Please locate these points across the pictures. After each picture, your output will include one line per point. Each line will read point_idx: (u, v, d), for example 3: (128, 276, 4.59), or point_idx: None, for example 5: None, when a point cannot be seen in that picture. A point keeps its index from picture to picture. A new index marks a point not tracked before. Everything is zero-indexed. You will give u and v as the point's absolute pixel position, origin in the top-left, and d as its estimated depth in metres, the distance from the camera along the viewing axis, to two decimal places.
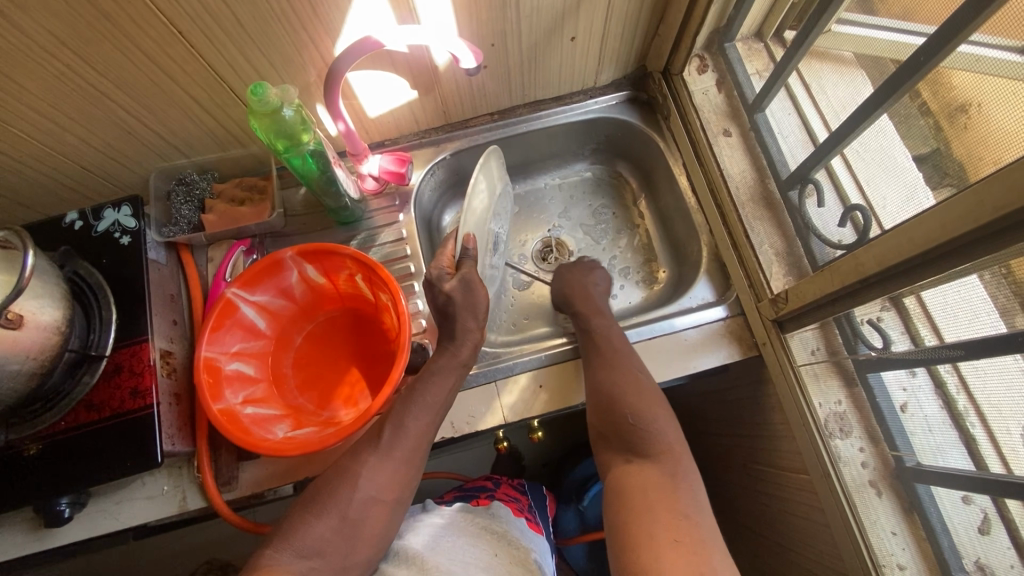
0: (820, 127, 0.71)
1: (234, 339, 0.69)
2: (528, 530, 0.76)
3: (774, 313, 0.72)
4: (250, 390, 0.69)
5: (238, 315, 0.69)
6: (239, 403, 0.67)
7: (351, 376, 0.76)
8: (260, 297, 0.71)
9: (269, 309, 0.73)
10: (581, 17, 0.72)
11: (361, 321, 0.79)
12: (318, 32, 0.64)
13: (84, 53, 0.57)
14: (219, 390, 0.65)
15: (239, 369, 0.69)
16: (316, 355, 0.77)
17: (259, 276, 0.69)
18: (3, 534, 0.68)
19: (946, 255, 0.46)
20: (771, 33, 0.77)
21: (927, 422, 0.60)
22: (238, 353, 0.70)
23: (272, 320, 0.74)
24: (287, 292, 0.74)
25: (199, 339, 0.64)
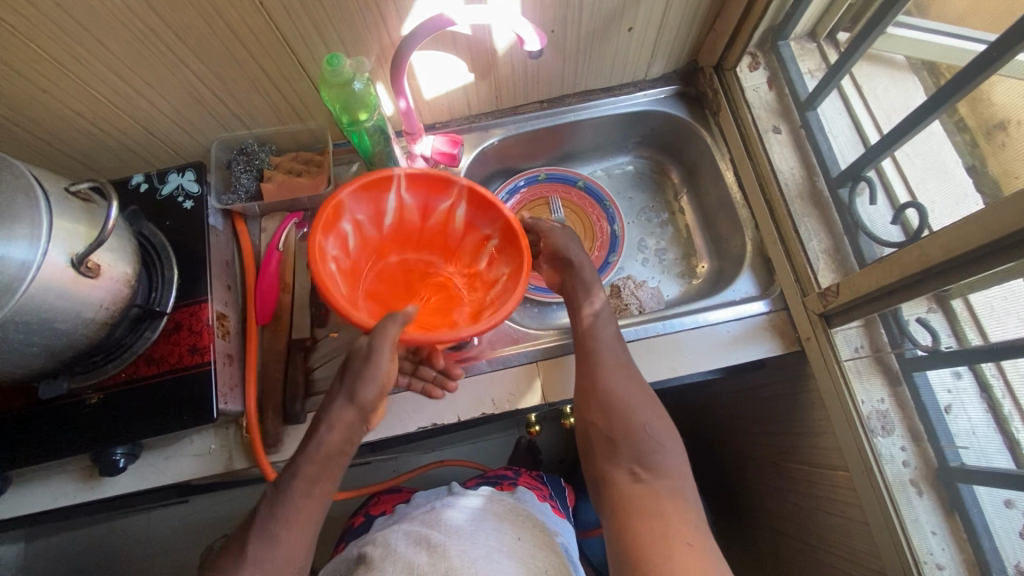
0: (872, 129, 0.72)
1: (364, 210, 0.70)
2: (552, 513, 0.78)
3: (821, 307, 0.72)
4: (341, 257, 0.68)
5: (383, 197, 0.70)
6: (330, 256, 0.65)
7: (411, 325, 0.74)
8: (404, 201, 0.72)
9: (402, 215, 0.74)
10: (642, 6, 0.73)
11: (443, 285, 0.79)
12: (389, 9, 0.65)
13: (170, 19, 0.59)
14: (327, 228, 0.64)
15: (346, 234, 0.69)
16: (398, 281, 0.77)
17: (427, 184, 0.71)
18: (57, 480, 0.71)
19: (1016, 243, 0.47)
20: (825, 35, 0.79)
21: (972, 425, 0.60)
22: (354, 224, 0.69)
23: (393, 227, 0.75)
24: (425, 215, 0.75)
25: (354, 182, 0.66)
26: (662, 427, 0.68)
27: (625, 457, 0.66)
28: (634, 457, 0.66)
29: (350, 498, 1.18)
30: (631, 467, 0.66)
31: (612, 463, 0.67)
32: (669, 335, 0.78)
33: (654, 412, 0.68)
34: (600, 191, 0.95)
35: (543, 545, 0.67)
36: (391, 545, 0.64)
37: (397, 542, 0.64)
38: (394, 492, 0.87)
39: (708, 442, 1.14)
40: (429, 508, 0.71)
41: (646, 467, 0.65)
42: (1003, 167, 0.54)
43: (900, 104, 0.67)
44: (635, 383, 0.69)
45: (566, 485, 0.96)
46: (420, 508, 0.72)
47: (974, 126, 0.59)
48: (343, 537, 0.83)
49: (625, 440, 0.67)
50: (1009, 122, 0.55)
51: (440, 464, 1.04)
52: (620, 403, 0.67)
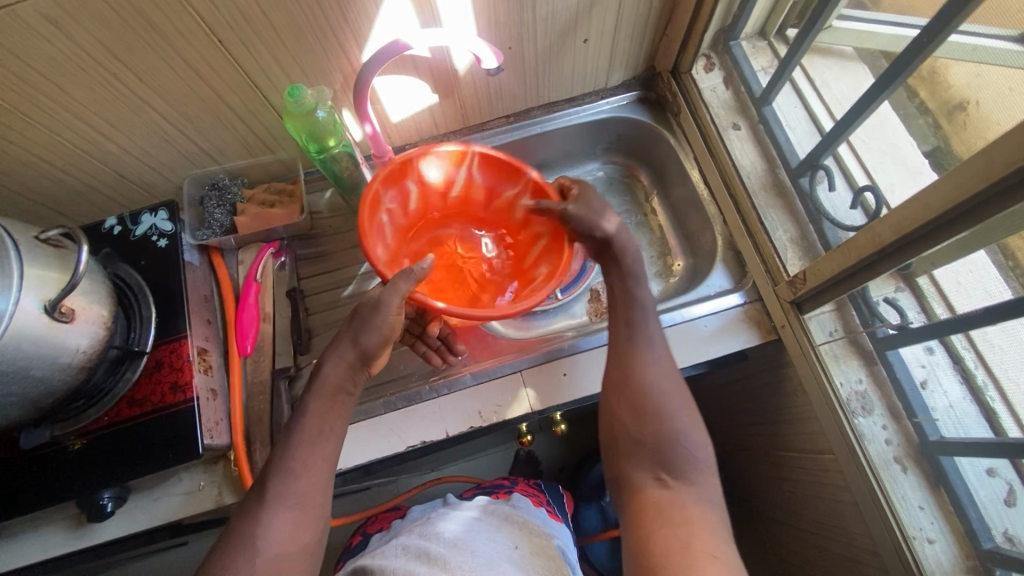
0: (825, 115, 0.76)
1: (431, 176, 0.74)
2: (548, 517, 0.78)
3: (792, 294, 0.73)
4: (398, 211, 0.73)
5: (457, 170, 0.74)
6: (387, 207, 0.70)
7: (439, 291, 0.78)
8: (474, 176, 0.75)
9: (467, 189, 0.78)
10: (594, 18, 0.76)
11: (470, 254, 0.82)
12: (347, 38, 0.67)
13: (131, 64, 0.61)
14: (395, 180, 0.70)
15: (410, 190, 0.73)
16: (451, 256, 0.81)
17: (499, 167, 0.73)
18: (46, 531, 0.70)
19: (962, 216, 0.48)
20: (774, 32, 0.83)
21: (948, 399, 0.62)
22: (417, 188, 0.74)
23: (465, 198, 0.79)
24: (493, 195, 0.78)
25: (432, 147, 0.70)
26: (698, 431, 0.59)
27: (649, 459, 0.58)
28: (660, 460, 0.57)
29: (350, 526, 1.17)
30: (654, 468, 0.57)
31: (636, 463, 0.58)
32: None
33: (689, 412, 0.60)
34: None
35: (539, 551, 0.67)
36: (387, 558, 0.65)
37: (396, 558, 0.64)
38: (394, 509, 0.87)
39: None
40: (426, 520, 0.72)
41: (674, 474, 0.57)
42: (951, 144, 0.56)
43: (851, 91, 0.71)
44: (675, 376, 0.63)
45: (566, 493, 0.95)
46: (417, 522, 0.73)
47: (931, 107, 0.61)
48: (342, 556, 0.82)
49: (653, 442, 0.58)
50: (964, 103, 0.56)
51: (437, 480, 1.03)
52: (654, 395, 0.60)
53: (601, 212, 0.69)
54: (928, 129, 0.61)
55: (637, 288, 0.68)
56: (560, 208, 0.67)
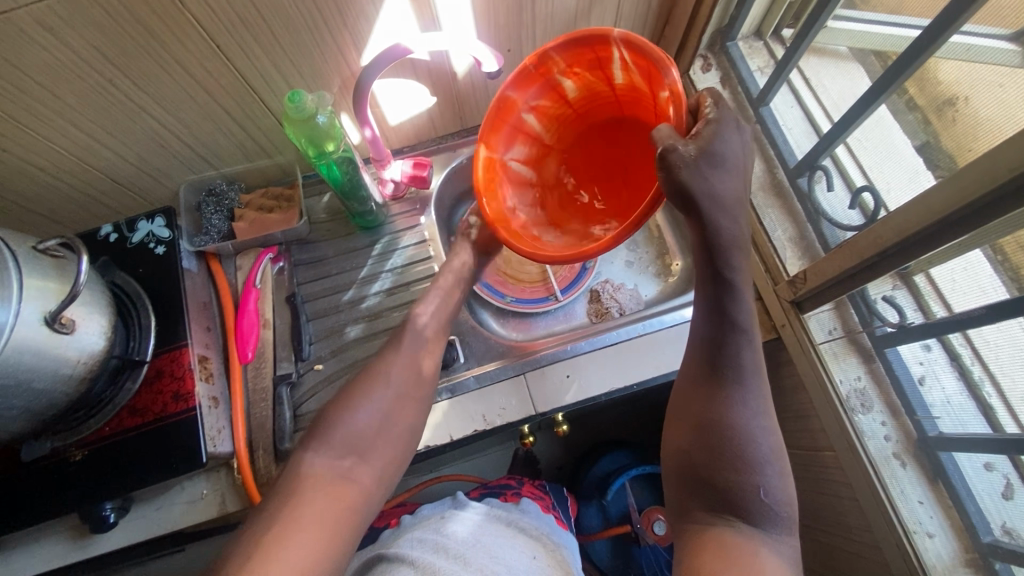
0: (822, 118, 0.76)
1: (580, 65, 0.64)
2: (556, 524, 0.78)
3: (792, 294, 0.74)
4: (548, 104, 0.69)
5: (608, 53, 0.60)
6: (529, 108, 0.68)
7: (597, 184, 0.76)
8: (629, 68, 0.60)
9: (629, 80, 0.62)
10: (593, 20, 0.76)
11: (637, 143, 0.71)
12: (346, 42, 0.66)
13: (127, 69, 0.60)
14: (533, 77, 0.64)
15: (566, 82, 0.66)
16: (592, 155, 0.76)
17: (644, 65, 0.57)
18: (45, 542, 0.69)
19: (965, 218, 0.49)
20: (769, 33, 0.83)
21: (946, 396, 0.63)
22: (574, 75, 0.66)
23: (633, 90, 0.64)
24: (653, 94, 0.59)
25: (572, 33, 0.59)
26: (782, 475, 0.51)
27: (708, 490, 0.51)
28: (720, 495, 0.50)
29: None
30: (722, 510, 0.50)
31: (705, 504, 0.51)
32: (649, 334, 0.80)
33: (778, 462, 0.51)
34: None
35: (546, 561, 0.67)
36: (403, 548, 0.65)
37: (413, 550, 0.64)
38: (400, 505, 0.88)
39: None
40: (436, 518, 0.72)
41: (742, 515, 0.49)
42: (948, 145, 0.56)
43: (846, 91, 0.72)
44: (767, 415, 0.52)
45: (571, 497, 0.95)
46: (425, 520, 0.72)
47: (919, 103, 0.62)
48: None
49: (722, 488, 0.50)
50: (956, 99, 0.57)
51: (438, 482, 1.04)
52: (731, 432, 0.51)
53: (725, 165, 0.52)
54: (918, 126, 0.62)
55: (730, 301, 0.53)
56: (664, 147, 0.50)
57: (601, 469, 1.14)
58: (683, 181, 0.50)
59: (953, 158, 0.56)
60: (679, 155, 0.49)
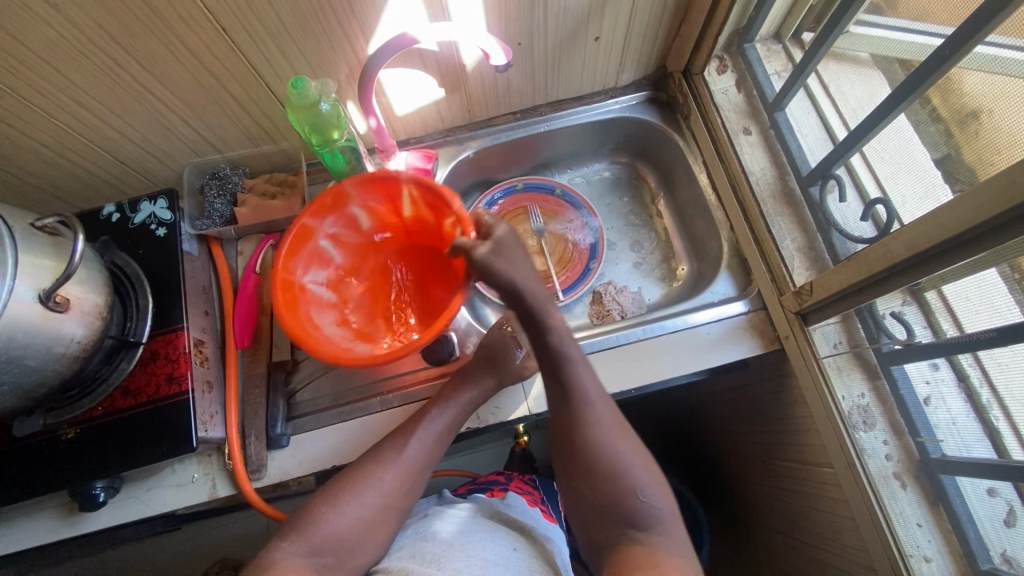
0: (839, 126, 0.73)
1: (375, 202, 0.72)
2: (542, 518, 0.78)
3: (797, 306, 0.72)
4: (346, 234, 0.73)
5: (396, 194, 0.70)
6: (326, 234, 0.71)
7: (377, 311, 0.77)
8: (417, 204, 0.71)
9: (417, 211, 0.73)
10: (607, 15, 0.74)
11: (437, 272, 0.77)
12: (354, 29, 0.65)
13: (133, 49, 0.59)
14: (336, 206, 0.69)
15: (358, 216, 0.72)
16: (387, 285, 0.78)
17: (431, 200, 0.69)
18: (36, 517, 0.69)
19: (981, 237, 0.47)
20: (789, 36, 0.80)
21: (952, 418, 0.61)
22: (366, 208, 0.72)
23: (420, 223, 0.75)
24: (439, 223, 0.72)
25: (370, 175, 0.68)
26: (654, 489, 0.63)
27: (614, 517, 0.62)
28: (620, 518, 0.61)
29: None
30: (626, 528, 0.61)
31: (603, 526, 0.62)
32: (648, 339, 0.78)
33: (646, 470, 0.64)
34: (578, 198, 0.95)
35: (527, 554, 0.65)
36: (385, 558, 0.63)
37: (393, 559, 0.62)
38: None
39: (699, 444, 1.14)
40: (422, 518, 0.70)
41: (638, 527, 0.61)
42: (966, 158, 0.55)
43: (866, 100, 0.68)
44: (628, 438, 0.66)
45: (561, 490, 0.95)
46: (411, 519, 0.71)
47: (943, 114, 0.58)
48: None
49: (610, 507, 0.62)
50: (980, 111, 0.54)
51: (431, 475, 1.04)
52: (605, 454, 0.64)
53: (517, 253, 0.64)
54: (939, 138, 0.59)
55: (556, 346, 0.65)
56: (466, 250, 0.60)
57: None
58: (488, 270, 0.61)
59: (973, 171, 0.54)
60: (481, 255, 0.60)
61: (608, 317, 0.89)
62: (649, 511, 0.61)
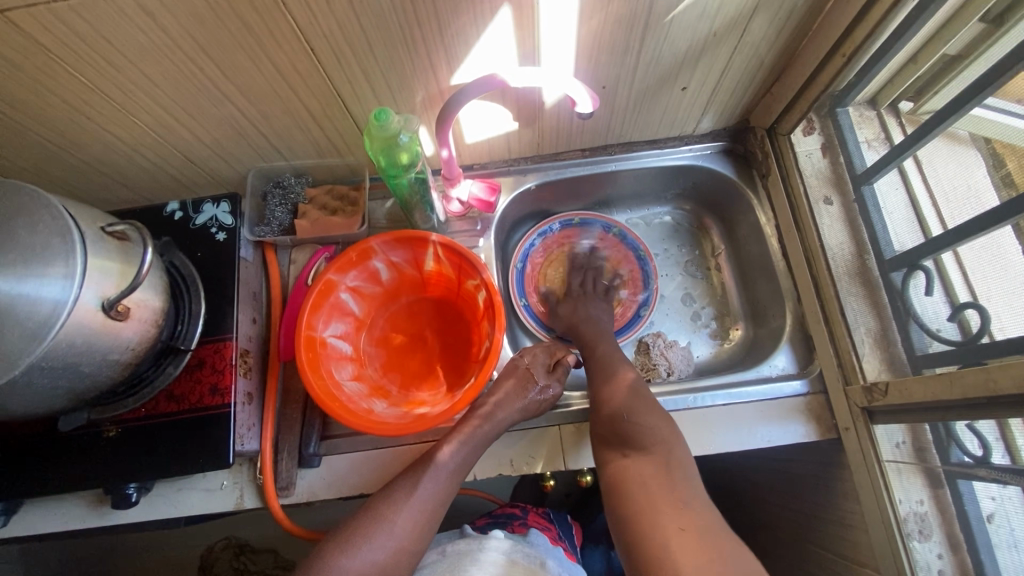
0: (930, 211, 0.66)
1: (400, 257, 0.74)
2: (564, 557, 0.80)
3: (866, 402, 0.68)
4: (365, 287, 0.75)
5: (420, 253, 0.74)
6: (346, 287, 0.72)
7: (392, 365, 0.77)
8: (440, 261, 0.75)
9: (439, 268, 0.76)
10: (699, 68, 0.70)
11: (452, 329, 0.80)
12: (439, 60, 0.63)
13: (219, 60, 0.58)
14: (360, 261, 0.71)
15: (378, 269, 0.75)
16: (399, 334, 0.79)
17: (456, 260, 0.73)
18: (69, 503, 0.70)
19: None
20: (886, 103, 0.72)
21: (1014, 538, 0.56)
22: (389, 262, 0.75)
23: (439, 278, 0.78)
24: (460, 281, 0.76)
25: (397, 233, 0.70)
26: (651, 414, 0.66)
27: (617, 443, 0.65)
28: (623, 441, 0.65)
29: None
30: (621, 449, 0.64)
31: (608, 447, 0.66)
32: (699, 409, 0.75)
33: (639, 402, 0.67)
34: (635, 240, 0.92)
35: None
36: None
37: None
38: None
39: (723, 504, 1.11)
40: (454, 561, 0.69)
41: (636, 448, 0.64)
42: None
43: (959, 176, 0.63)
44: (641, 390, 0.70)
45: (574, 523, 0.98)
46: (440, 562, 0.70)
47: None
48: None
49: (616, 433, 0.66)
50: None
51: None
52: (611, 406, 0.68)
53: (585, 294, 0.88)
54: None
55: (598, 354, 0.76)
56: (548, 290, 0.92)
57: None
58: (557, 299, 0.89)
59: None
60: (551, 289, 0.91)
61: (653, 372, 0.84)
62: (642, 431, 0.64)
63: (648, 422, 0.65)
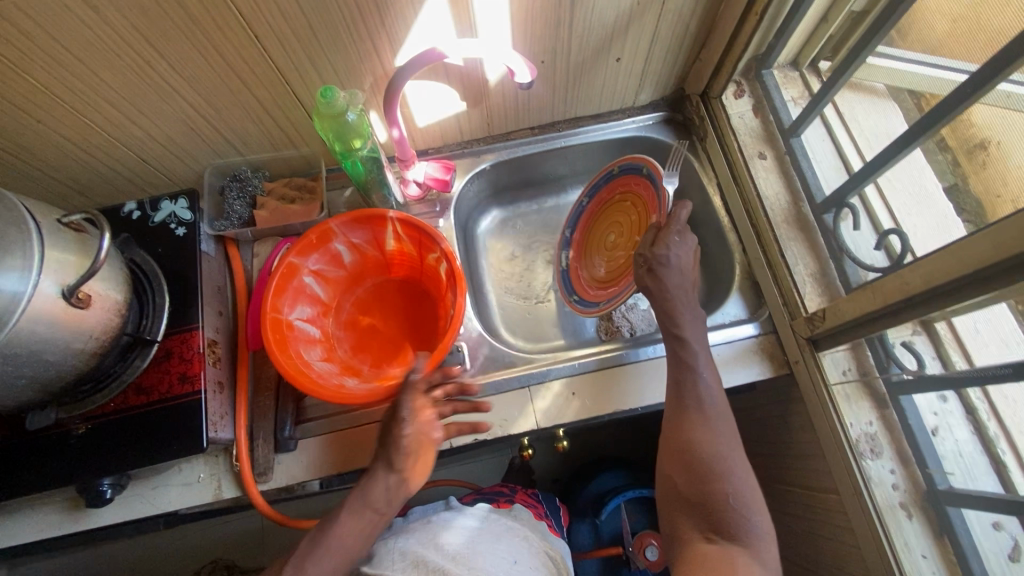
0: (854, 156, 0.74)
1: (360, 237, 0.76)
2: (548, 532, 0.81)
3: (809, 331, 0.72)
4: (329, 270, 0.77)
5: (380, 232, 0.76)
6: (309, 271, 0.74)
7: (362, 346, 0.79)
8: (401, 239, 0.77)
9: (399, 246, 0.79)
10: (630, 37, 0.75)
11: (419, 305, 0.82)
12: (383, 42, 0.67)
13: (164, 52, 0.60)
14: (318, 244, 0.73)
15: (341, 251, 0.76)
16: (366, 316, 0.81)
17: (416, 236, 0.75)
18: (41, 511, 0.69)
19: (978, 281, 0.47)
20: (806, 63, 0.82)
21: (959, 448, 0.62)
22: (350, 245, 0.77)
23: (402, 257, 0.81)
24: (422, 257, 0.78)
25: (353, 213, 0.72)
26: (752, 502, 0.57)
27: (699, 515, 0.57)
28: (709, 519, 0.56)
29: None
30: (704, 529, 0.56)
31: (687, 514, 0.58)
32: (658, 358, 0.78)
33: (745, 476, 0.59)
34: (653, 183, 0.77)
35: (528, 566, 0.68)
36: (385, 568, 0.65)
37: (394, 567, 0.65)
38: None
39: None
40: (427, 525, 0.73)
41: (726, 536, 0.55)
42: (970, 184, 0.58)
43: (879, 125, 0.70)
44: (738, 452, 0.61)
45: (563, 506, 0.97)
46: (416, 527, 0.74)
47: (951, 145, 0.60)
48: None
49: (703, 506, 0.57)
50: (987, 143, 0.56)
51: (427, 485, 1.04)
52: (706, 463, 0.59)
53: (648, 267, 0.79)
54: (947, 166, 0.61)
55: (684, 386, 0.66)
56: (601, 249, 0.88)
57: (597, 487, 1.13)
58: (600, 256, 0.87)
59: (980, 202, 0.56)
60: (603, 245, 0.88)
61: (618, 333, 0.87)
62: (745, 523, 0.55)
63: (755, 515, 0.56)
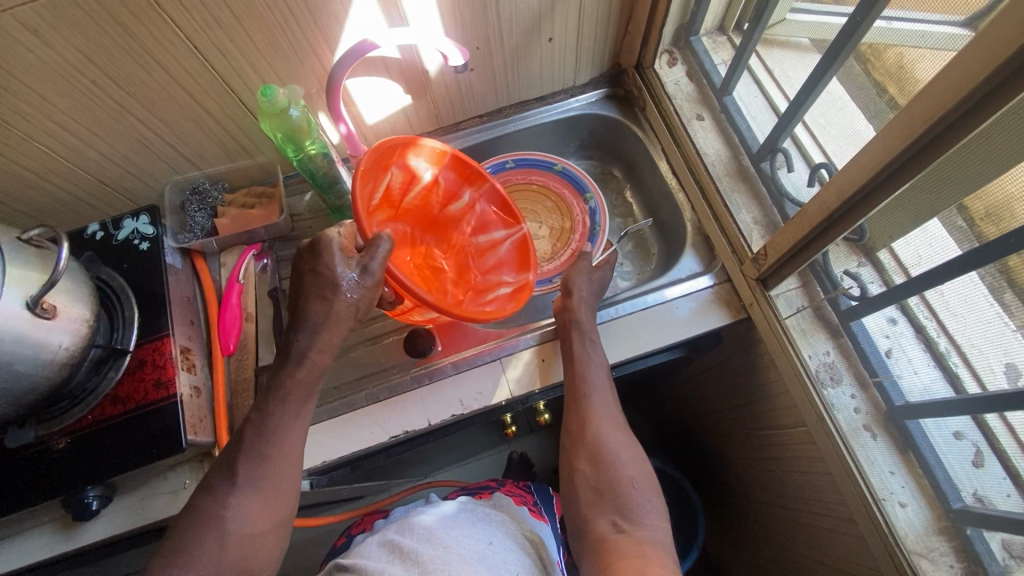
0: (780, 98, 0.77)
1: (481, 212, 0.83)
2: (530, 516, 0.81)
3: (756, 271, 0.75)
4: (433, 194, 0.80)
5: (491, 230, 0.83)
6: (430, 179, 0.79)
7: None
8: (495, 242, 0.83)
9: (485, 245, 0.83)
10: (557, 16, 0.79)
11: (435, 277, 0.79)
12: (319, 42, 0.70)
13: (109, 71, 0.63)
14: (457, 169, 0.79)
15: (457, 201, 0.82)
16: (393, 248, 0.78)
17: (514, 255, 0.82)
18: (33, 534, 0.70)
19: (891, 175, 0.51)
20: (732, 26, 0.85)
21: (913, 365, 0.63)
22: (469, 205, 0.83)
23: (472, 247, 0.83)
24: (486, 270, 0.82)
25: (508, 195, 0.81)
26: (649, 483, 0.67)
27: (608, 507, 0.65)
28: (616, 507, 0.65)
29: None
30: (615, 519, 0.64)
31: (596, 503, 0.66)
32: (622, 318, 0.82)
33: (639, 464, 0.69)
34: (601, 214, 0.91)
35: (503, 546, 0.70)
36: (362, 556, 0.68)
37: (372, 555, 0.67)
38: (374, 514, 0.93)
39: (688, 431, 1.16)
40: (403, 519, 0.75)
41: (629, 520, 0.64)
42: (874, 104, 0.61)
43: (796, 67, 0.73)
44: (625, 435, 0.71)
45: (557, 493, 0.95)
46: (394, 521, 0.76)
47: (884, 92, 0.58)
48: (329, 556, 0.88)
49: (610, 491, 0.66)
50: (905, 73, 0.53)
51: (425, 484, 1.03)
52: (610, 456, 0.69)
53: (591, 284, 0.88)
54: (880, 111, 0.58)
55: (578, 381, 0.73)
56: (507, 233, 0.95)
57: None
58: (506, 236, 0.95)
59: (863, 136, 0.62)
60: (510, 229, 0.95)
61: None
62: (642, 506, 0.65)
63: (648, 497, 0.66)
